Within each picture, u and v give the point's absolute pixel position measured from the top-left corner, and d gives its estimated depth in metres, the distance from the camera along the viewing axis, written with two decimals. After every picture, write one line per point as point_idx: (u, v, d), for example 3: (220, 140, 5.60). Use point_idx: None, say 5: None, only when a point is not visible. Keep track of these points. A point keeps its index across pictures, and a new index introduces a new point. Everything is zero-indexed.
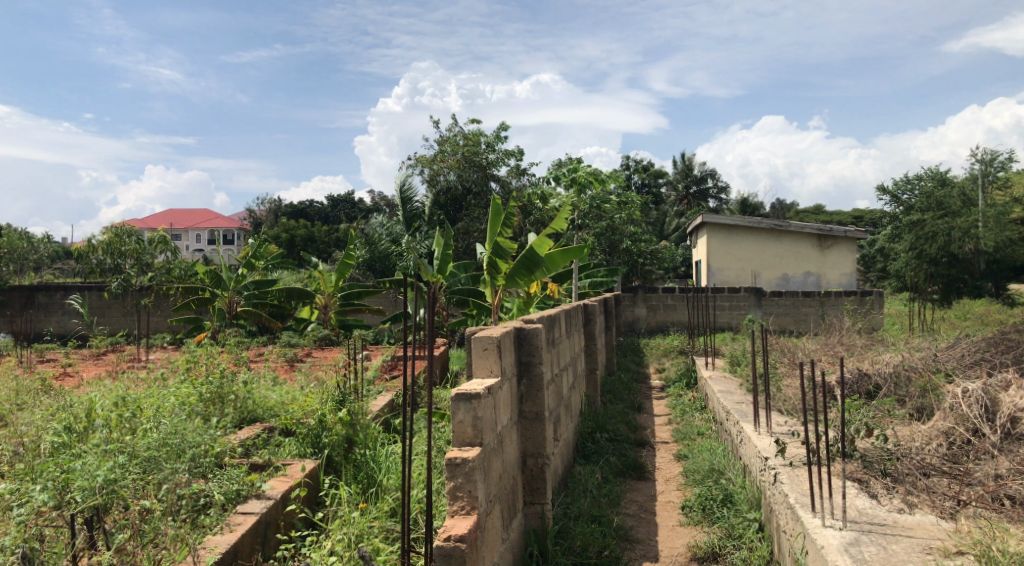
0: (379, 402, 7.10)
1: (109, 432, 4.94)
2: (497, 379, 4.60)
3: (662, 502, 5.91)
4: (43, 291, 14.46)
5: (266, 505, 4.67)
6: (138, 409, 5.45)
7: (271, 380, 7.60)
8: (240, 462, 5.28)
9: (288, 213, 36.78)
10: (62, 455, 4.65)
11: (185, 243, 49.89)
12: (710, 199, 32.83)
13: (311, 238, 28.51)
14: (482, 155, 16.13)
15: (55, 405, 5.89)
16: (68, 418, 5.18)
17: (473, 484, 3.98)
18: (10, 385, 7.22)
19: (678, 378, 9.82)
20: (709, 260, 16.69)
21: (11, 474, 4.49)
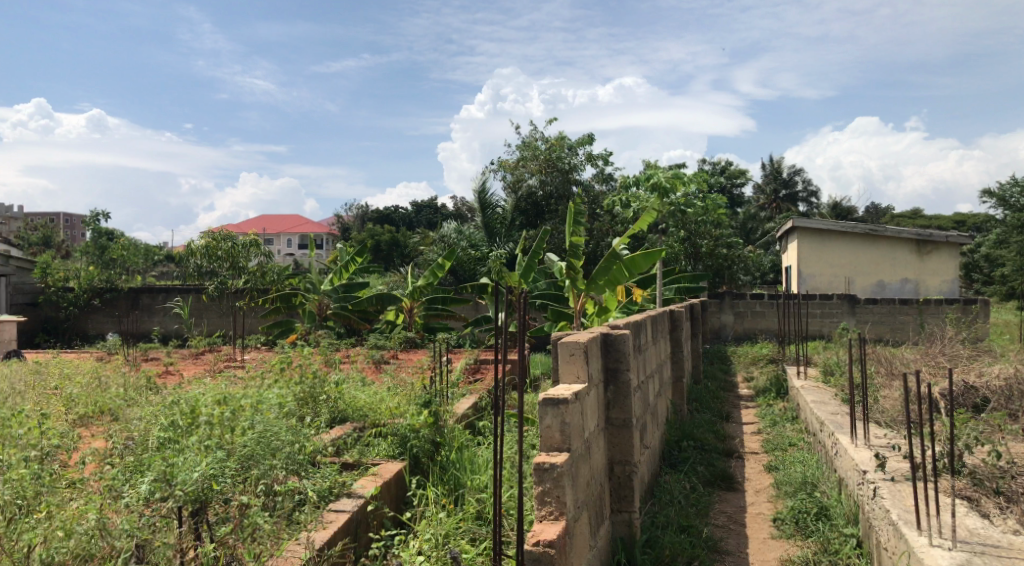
0: (464, 404, 7.16)
1: (211, 428, 5.18)
2: (584, 385, 4.58)
3: (752, 514, 5.77)
4: (147, 292, 15.26)
5: (356, 504, 4.77)
6: (237, 407, 5.67)
7: (360, 381, 7.76)
8: (331, 461, 5.43)
9: (374, 218, 37.47)
10: (166, 450, 4.86)
11: (277, 247, 51.60)
12: (800, 203, 31.95)
13: (396, 242, 29.04)
14: (565, 159, 16.20)
15: (162, 401, 6.19)
16: (174, 414, 5.44)
17: (561, 489, 3.98)
18: (120, 381, 7.61)
19: (768, 387, 9.57)
20: (799, 265, 16.23)
21: (122, 465, 4.75)
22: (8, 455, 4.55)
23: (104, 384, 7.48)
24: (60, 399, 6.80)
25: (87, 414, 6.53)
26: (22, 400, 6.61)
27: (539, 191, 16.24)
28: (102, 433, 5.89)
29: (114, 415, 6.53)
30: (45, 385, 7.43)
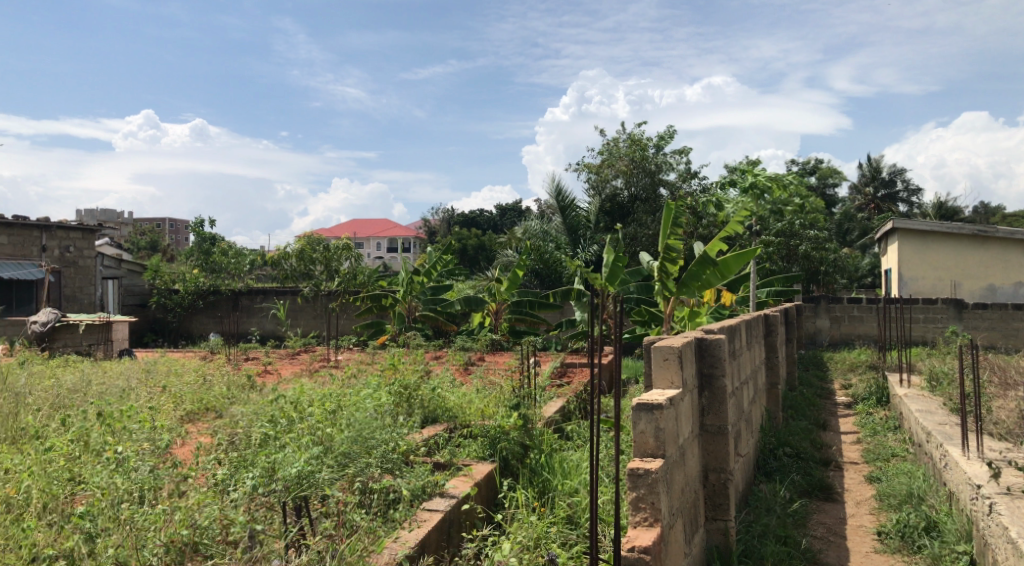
0: (552, 407, 7.15)
1: (307, 426, 5.31)
2: (679, 391, 4.52)
3: (853, 526, 5.57)
4: (246, 294, 15.88)
5: (449, 503, 4.82)
6: (333, 406, 5.81)
7: (450, 383, 7.86)
8: (423, 461, 5.51)
9: (460, 222, 37.92)
10: (269, 446, 5.04)
11: (366, 251, 52.79)
12: (900, 203, 30.67)
13: (483, 246, 29.33)
14: (651, 160, 16.00)
15: (261, 400, 6.40)
16: (273, 412, 5.62)
17: (656, 495, 3.93)
18: (223, 380, 7.92)
19: (868, 394, 9.24)
20: (900, 268, 15.60)
21: (227, 461, 4.94)
22: (126, 448, 4.81)
23: (210, 382, 7.81)
24: (169, 396, 7.14)
25: (194, 410, 6.84)
26: (136, 396, 6.98)
27: (624, 193, 16.18)
28: (209, 429, 6.16)
29: (218, 412, 6.82)
30: (155, 382, 7.82)
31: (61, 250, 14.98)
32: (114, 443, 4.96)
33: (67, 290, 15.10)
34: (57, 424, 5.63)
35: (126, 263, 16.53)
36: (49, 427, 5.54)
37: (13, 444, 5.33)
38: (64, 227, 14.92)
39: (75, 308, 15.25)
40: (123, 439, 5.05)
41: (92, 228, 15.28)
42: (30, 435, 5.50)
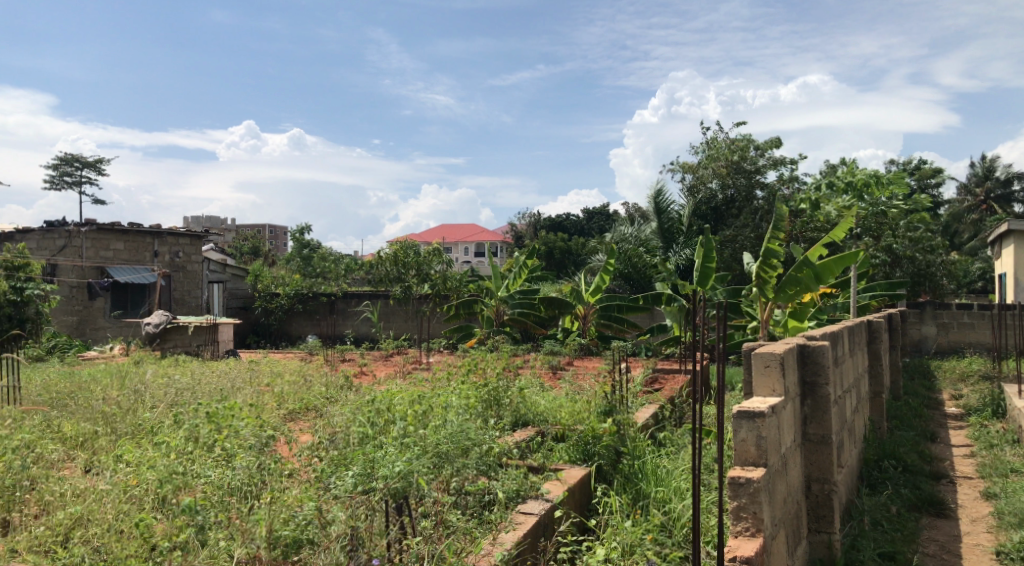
0: (644, 413, 7.07)
1: (404, 426, 5.41)
2: (781, 398, 4.41)
3: (968, 544, 5.30)
4: (342, 298, 16.19)
5: (543, 507, 4.83)
6: (427, 408, 5.91)
7: (541, 386, 7.89)
8: (517, 464, 5.52)
9: (548, 226, 37.92)
10: (366, 445, 5.16)
11: (455, 255, 53.53)
12: (1015, 203, 29.03)
13: (571, 250, 29.22)
14: (749, 161, 15.64)
15: (359, 400, 6.58)
16: (371, 412, 5.77)
17: (758, 505, 3.85)
18: (322, 380, 8.18)
19: (981, 406, 8.78)
20: (1016, 273, 14.79)
21: (327, 459, 5.08)
22: (232, 444, 5.01)
23: (309, 383, 8.06)
24: (273, 395, 7.40)
25: (296, 409, 7.06)
26: (242, 395, 7.25)
27: (720, 195, 15.88)
28: (310, 428, 6.35)
29: (318, 412, 7.02)
30: (259, 381, 8.11)
31: (171, 255, 15.73)
32: (223, 439, 5.17)
33: (177, 294, 15.85)
34: (171, 421, 5.92)
35: (231, 268, 17.22)
36: (163, 424, 5.83)
37: (131, 438, 5.64)
38: (174, 233, 15.66)
39: (184, 310, 15.98)
40: (231, 435, 5.27)
41: (199, 234, 15.99)
42: (146, 431, 5.79)
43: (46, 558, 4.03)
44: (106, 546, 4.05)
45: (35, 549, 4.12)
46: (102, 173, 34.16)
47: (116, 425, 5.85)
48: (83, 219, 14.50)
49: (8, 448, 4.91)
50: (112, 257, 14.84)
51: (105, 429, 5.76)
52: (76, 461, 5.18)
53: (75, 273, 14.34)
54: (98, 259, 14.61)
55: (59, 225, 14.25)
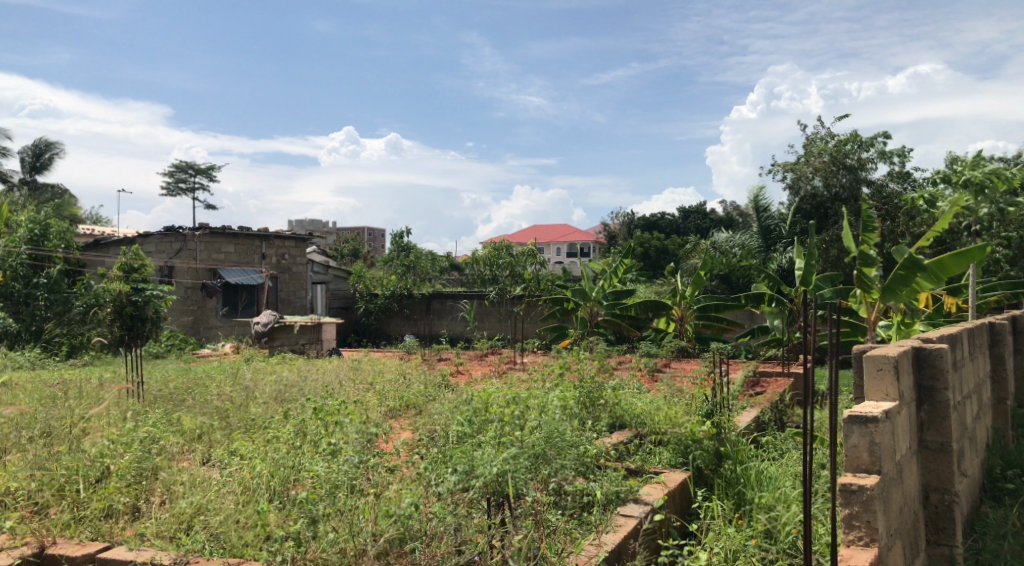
0: (746, 416, 6.88)
1: (503, 426, 5.44)
2: (894, 403, 4.21)
3: None
4: (437, 298, 16.50)
5: (643, 510, 4.77)
6: (525, 407, 5.93)
7: (637, 388, 7.79)
8: (615, 466, 5.47)
9: (641, 226, 37.49)
10: (466, 444, 5.21)
11: (548, 256, 53.56)
12: None
13: (665, 250, 28.78)
14: (852, 155, 14.99)
15: (456, 399, 6.65)
16: (470, 411, 5.83)
17: (872, 514, 3.71)
18: (421, 379, 8.32)
19: None
20: None
21: (428, 456, 5.16)
22: (337, 440, 5.14)
23: (408, 381, 8.20)
24: (375, 393, 7.56)
25: (395, 407, 7.20)
26: (345, 392, 7.46)
27: (823, 193, 15.30)
28: (410, 426, 6.47)
29: (418, 409, 7.15)
30: (362, 379, 8.31)
31: (277, 257, 16.41)
32: (328, 434, 5.33)
33: (283, 294, 16.47)
34: (280, 416, 6.14)
35: (332, 269, 17.75)
36: (273, 419, 6.06)
37: (243, 433, 5.88)
38: (281, 236, 16.35)
39: (290, 309, 16.65)
40: (335, 431, 5.41)
41: (303, 237, 16.64)
42: (257, 425, 6.03)
43: (171, 544, 4.24)
44: (225, 533, 4.28)
45: (162, 536, 4.33)
46: (213, 179, 35.74)
47: (229, 419, 6.12)
48: (197, 224, 15.15)
49: (135, 438, 5.21)
50: (224, 260, 15.43)
51: (219, 423, 6.04)
52: (194, 453, 5.45)
53: (189, 274, 15.00)
54: (210, 262, 15.18)
55: (176, 229, 14.96)
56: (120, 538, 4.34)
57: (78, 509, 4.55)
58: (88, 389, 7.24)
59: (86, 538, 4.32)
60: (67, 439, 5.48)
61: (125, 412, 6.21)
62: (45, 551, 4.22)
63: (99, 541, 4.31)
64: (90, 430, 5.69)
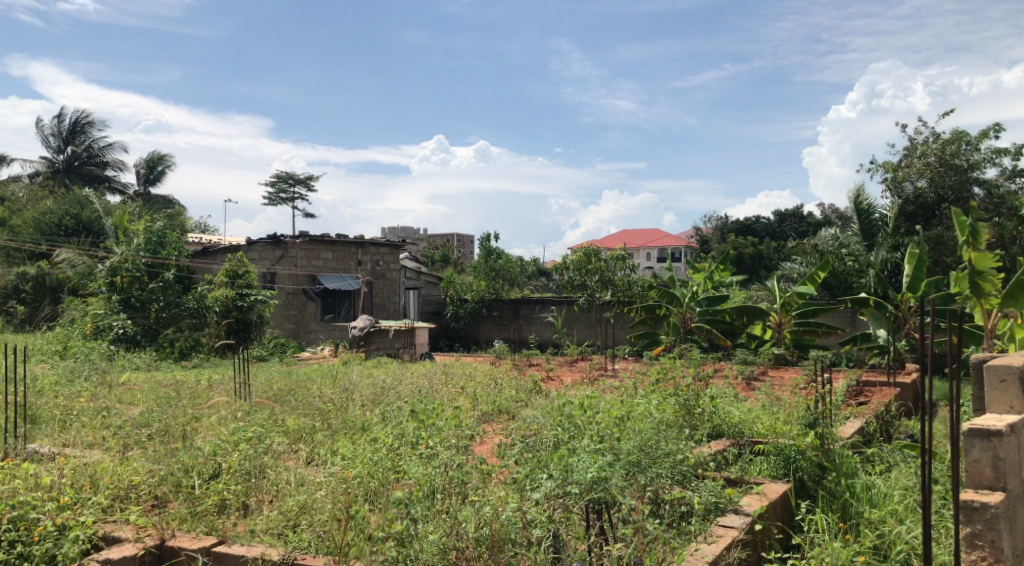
0: (851, 427, 6.59)
1: (597, 433, 5.38)
2: (1020, 416, 3.97)
3: None
4: (526, 303, 16.57)
5: (745, 521, 4.64)
6: (620, 414, 5.85)
7: (734, 396, 7.58)
8: (714, 475, 5.33)
9: (735, 230, 36.61)
10: (560, 450, 5.18)
11: (638, 261, 52.98)
12: None
13: (761, 255, 28.00)
14: (961, 155, 14.23)
15: (549, 405, 6.61)
16: (564, 418, 5.79)
17: (997, 533, 3.51)
18: (512, 384, 8.34)
19: None
20: None
21: (522, 460, 5.15)
22: (434, 442, 5.20)
23: (500, 386, 8.24)
24: (468, 397, 7.62)
25: (489, 411, 7.22)
26: (440, 396, 7.54)
27: (928, 194, 14.62)
28: (503, 430, 6.49)
29: (511, 414, 7.16)
30: (455, 384, 8.41)
31: (372, 264, 16.79)
32: (426, 436, 5.39)
33: (378, 299, 16.83)
34: (378, 419, 6.27)
35: (425, 275, 18.29)
36: (372, 421, 6.18)
37: (344, 434, 6.03)
38: (376, 243, 16.73)
39: (384, 314, 17.02)
40: (432, 433, 5.47)
41: (397, 244, 17.00)
42: (356, 427, 6.17)
43: (280, 541, 4.37)
44: (330, 533, 4.37)
45: (271, 532, 4.46)
46: (312, 189, 36.86)
47: (330, 421, 6.29)
48: (297, 232, 15.62)
49: (243, 438, 5.39)
50: (322, 267, 15.88)
51: (322, 424, 6.22)
52: (298, 453, 5.61)
53: (290, 280, 15.44)
54: (309, 268, 15.66)
55: (279, 237, 15.45)
56: (232, 533, 4.48)
57: (194, 504, 4.73)
58: (199, 389, 7.56)
59: (201, 533, 4.49)
60: (182, 437, 5.73)
61: (234, 412, 6.45)
62: (165, 543, 4.38)
63: (213, 535, 4.47)
64: (202, 430, 5.93)
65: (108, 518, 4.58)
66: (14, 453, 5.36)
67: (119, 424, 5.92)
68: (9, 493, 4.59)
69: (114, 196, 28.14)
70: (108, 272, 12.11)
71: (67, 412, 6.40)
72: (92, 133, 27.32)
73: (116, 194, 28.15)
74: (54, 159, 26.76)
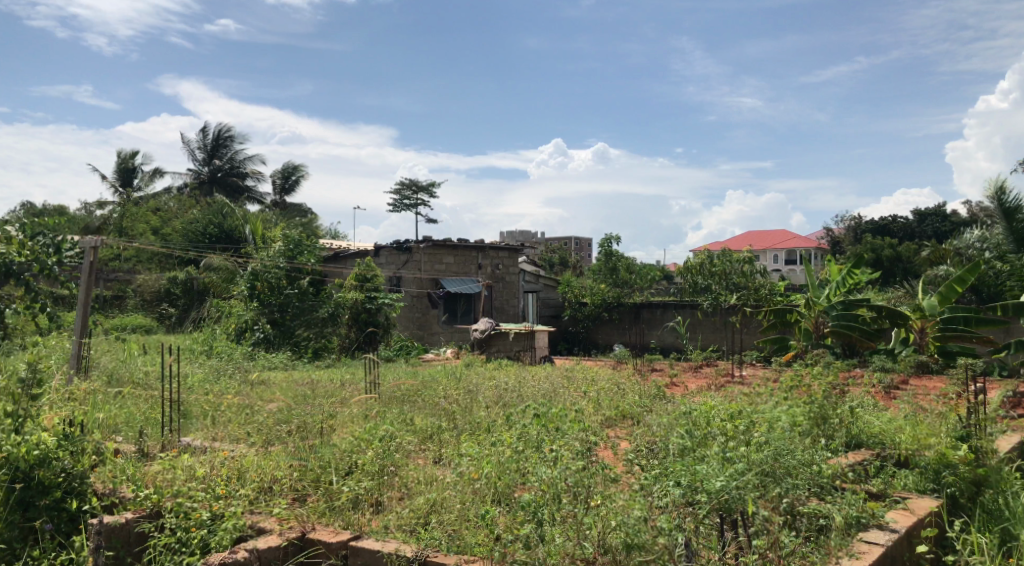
0: (1007, 441, 6.12)
1: (727, 441, 5.22)
2: None
3: None
4: (647, 307, 16.39)
5: (891, 538, 4.40)
6: (748, 421, 5.67)
7: (873, 404, 7.20)
8: (855, 488, 5.08)
9: (870, 229, 34.89)
10: (688, 458, 5.07)
11: (763, 262, 51.43)
12: None
13: (900, 256, 26.58)
14: None
15: (676, 411, 6.49)
16: (691, 424, 5.68)
17: None
18: (636, 389, 8.25)
19: None
20: None
21: (650, 467, 5.08)
22: (559, 446, 5.20)
23: (623, 390, 8.17)
24: (591, 402, 7.59)
25: (612, 416, 7.15)
26: (563, 399, 7.55)
27: None
28: (628, 435, 6.43)
29: (635, 419, 7.07)
30: (578, 387, 8.40)
31: (493, 267, 17.02)
32: (550, 440, 5.39)
33: (497, 302, 17.07)
34: (503, 421, 6.34)
35: (543, 278, 18.21)
36: (497, 424, 6.26)
37: (470, 434, 6.14)
38: (496, 247, 16.96)
39: (504, 317, 17.23)
40: (557, 437, 5.48)
41: (516, 247, 17.19)
42: (482, 428, 6.27)
43: (411, 537, 4.48)
44: (460, 532, 4.44)
45: (403, 529, 4.58)
46: (434, 195, 37.76)
47: (456, 422, 6.41)
48: (421, 237, 16.01)
49: (376, 436, 5.57)
50: (445, 271, 16.24)
51: (448, 425, 6.34)
52: (428, 452, 5.75)
53: (415, 283, 15.86)
54: (433, 272, 16.04)
55: (404, 242, 15.88)
56: (367, 529, 4.62)
57: (331, 499, 4.92)
58: (333, 388, 7.87)
59: (338, 527, 4.65)
60: (321, 434, 5.99)
61: (366, 411, 6.69)
62: (306, 535, 4.58)
63: (350, 530, 4.62)
64: (337, 427, 6.17)
65: (254, 509, 4.82)
66: (171, 445, 5.75)
67: (262, 421, 6.25)
68: (169, 482, 4.93)
69: (253, 205, 29.80)
70: (249, 277, 12.74)
71: (214, 408, 6.81)
72: (234, 145, 28.91)
73: (254, 202, 29.79)
74: (200, 170, 28.60)
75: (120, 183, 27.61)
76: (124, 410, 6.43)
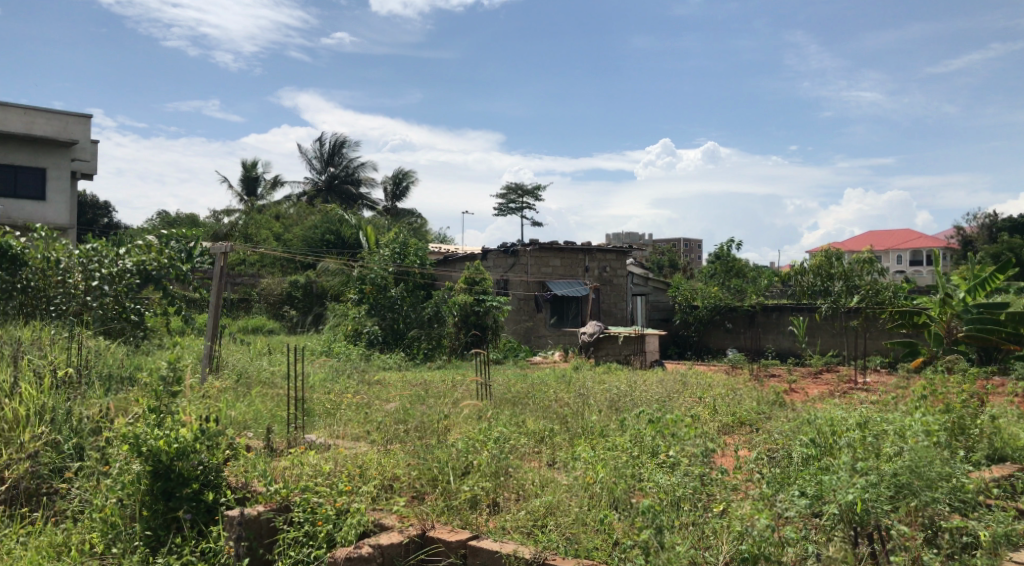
0: None
1: (855, 450, 5.00)
2: None
3: None
4: (762, 311, 15.82)
5: None
6: (877, 429, 5.40)
7: (1018, 414, 6.71)
8: (1002, 504, 4.75)
9: (1007, 227, 32.67)
10: (813, 467, 4.87)
11: (886, 264, 49.05)
12: None
13: None
14: None
15: (797, 418, 6.25)
16: (815, 433, 5.45)
17: None
18: (753, 394, 8.00)
19: None
20: None
21: (773, 474, 4.91)
22: (676, 452, 5.10)
23: (740, 396, 7.92)
24: (707, 407, 7.39)
25: (730, 423, 6.93)
26: (677, 404, 7.40)
27: None
28: (747, 442, 6.23)
29: (754, 426, 6.84)
30: (692, 392, 8.21)
31: (600, 269, 16.90)
32: (666, 445, 5.29)
33: (606, 305, 16.92)
34: (616, 425, 6.26)
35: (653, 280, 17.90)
36: (610, 427, 6.19)
37: (583, 438, 6.10)
38: (603, 250, 16.84)
39: (613, 320, 17.06)
40: (673, 442, 5.37)
41: (624, 249, 17.02)
42: (595, 432, 6.21)
43: (530, 539, 4.48)
44: (577, 535, 4.42)
45: (520, 530, 4.59)
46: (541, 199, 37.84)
47: (569, 425, 6.38)
48: (528, 239, 16.09)
49: (491, 437, 5.61)
50: (552, 273, 16.26)
51: (560, 428, 6.33)
52: (541, 454, 5.75)
53: (523, 286, 15.94)
54: (541, 275, 16.09)
55: (512, 246, 15.94)
56: (485, 529, 4.66)
57: (450, 498, 4.99)
58: (446, 389, 7.99)
59: (457, 526, 4.71)
60: (436, 433, 6.08)
61: (479, 412, 6.74)
62: (426, 533, 4.64)
63: (468, 530, 4.67)
64: (452, 427, 6.26)
65: (376, 506, 4.95)
66: (296, 441, 5.97)
67: (381, 420, 6.41)
68: (297, 478, 5.12)
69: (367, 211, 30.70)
70: (357, 281, 13.29)
71: (335, 407, 7.02)
72: (349, 154, 29.90)
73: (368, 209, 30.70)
74: (318, 178, 29.71)
75: (245, 192, 29.05)
76: (252, 407, 6.72)
